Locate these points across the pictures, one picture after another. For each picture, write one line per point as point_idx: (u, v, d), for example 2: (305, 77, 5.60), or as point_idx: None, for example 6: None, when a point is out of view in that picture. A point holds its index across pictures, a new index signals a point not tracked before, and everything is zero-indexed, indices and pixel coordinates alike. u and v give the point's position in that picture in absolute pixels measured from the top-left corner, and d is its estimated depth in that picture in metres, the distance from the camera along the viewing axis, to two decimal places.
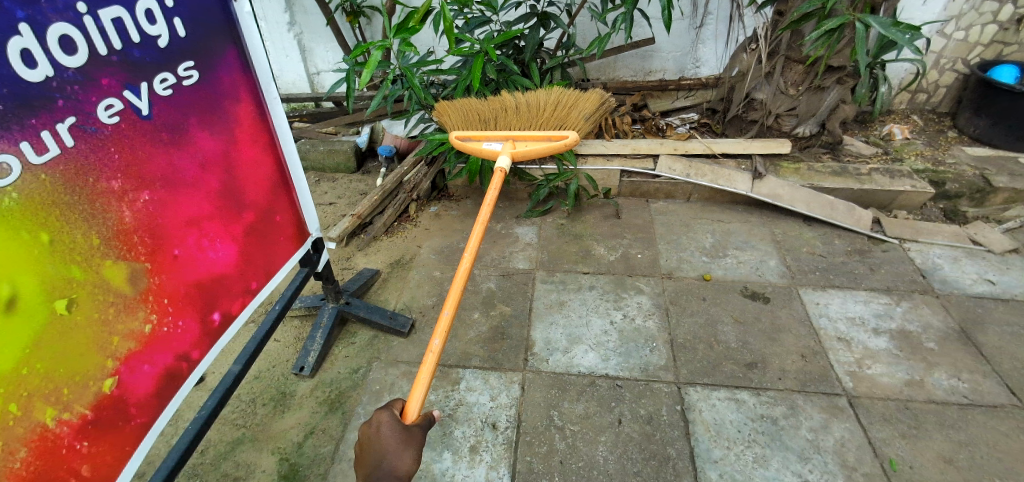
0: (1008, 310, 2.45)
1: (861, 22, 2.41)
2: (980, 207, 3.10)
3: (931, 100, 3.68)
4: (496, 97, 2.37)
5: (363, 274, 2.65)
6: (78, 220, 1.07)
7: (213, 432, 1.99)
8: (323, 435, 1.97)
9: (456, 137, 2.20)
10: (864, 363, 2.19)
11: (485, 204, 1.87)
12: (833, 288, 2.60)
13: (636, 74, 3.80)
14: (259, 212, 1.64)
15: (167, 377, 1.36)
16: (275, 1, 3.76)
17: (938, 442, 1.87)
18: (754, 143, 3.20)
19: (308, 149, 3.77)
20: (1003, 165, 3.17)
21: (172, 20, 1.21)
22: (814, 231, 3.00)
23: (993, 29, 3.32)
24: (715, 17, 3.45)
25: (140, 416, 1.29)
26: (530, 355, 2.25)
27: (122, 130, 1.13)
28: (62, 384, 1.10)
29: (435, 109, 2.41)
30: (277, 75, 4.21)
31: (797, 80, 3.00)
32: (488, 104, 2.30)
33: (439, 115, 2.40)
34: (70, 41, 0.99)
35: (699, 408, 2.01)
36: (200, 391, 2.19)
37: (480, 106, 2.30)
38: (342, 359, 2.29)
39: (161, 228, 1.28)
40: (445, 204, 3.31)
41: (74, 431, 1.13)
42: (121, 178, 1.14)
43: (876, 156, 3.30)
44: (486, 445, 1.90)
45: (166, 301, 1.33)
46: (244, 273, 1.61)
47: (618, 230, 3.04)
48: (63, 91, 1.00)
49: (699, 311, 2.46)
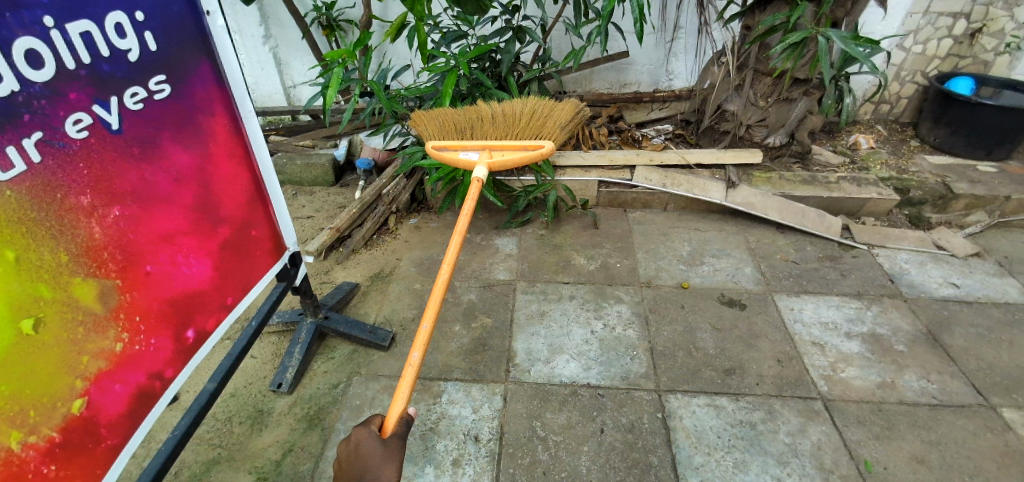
0: (971, 312, 2.54)
1: (823, 35, 2.51)
2: (943, 213, 3.22)
3: (894, 111, 3.84)
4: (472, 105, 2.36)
5: (341, 287, 2.62)
6: (45, 237, 1.04)
7: (187, 453, 1.93)
8: (303, 452, 1.93)
9: (432, 147, 2.21)
10: (838, 367, 2.24)
11: (462, 214, 1.87)
12: (806, 293, 2.66)
13: (612, 86, 3.87)
14: (234, 226, 1.62)
15: (139, 397, 1.31)
16: (250, 14, 3.73)
17: (910, 442, 1.92)
18: (728, 154, 3.30)
19: (285, 162, 3.72)
20: (962, 173, 3.31)
21: (143, 33, 1.20)
22: (787, 238, 3.08)
23: (949, 43, 3.49)
24: (685, 31, 3.55)
25: (111, 438, 1.24)
26: (511, 366, 2.24)
27: (91, 144, 1.10)
28: (28, 406, 1.05)
29: (411, 120, 2.42)
30: (252, 88, 4.17)
31: (766, 92, 3.11)
32: (464, 114, 2.30)
33: (415, 125, 2.39)
34: (36, 56, 0.97)
35: (679, 415, 2.03)
36: (172, 411, 2.12)
37: (455, 115, 2.30)
38: (321, 374, 2.24)
39: (133, 244, 1.24)
40: (425, 216, 3.30)
41: (41, 455, 1.09)
42: (91, 194, 1.12)
43: (844, 165, 3.42)
44: (469, 458, 1.89)
45: (138, 319, 1.30)
46: (219, 289, 1.58)
47: (597, 240, 3.07)
48: (30, 106, 0.97)
49: (678, 319, 2.50)
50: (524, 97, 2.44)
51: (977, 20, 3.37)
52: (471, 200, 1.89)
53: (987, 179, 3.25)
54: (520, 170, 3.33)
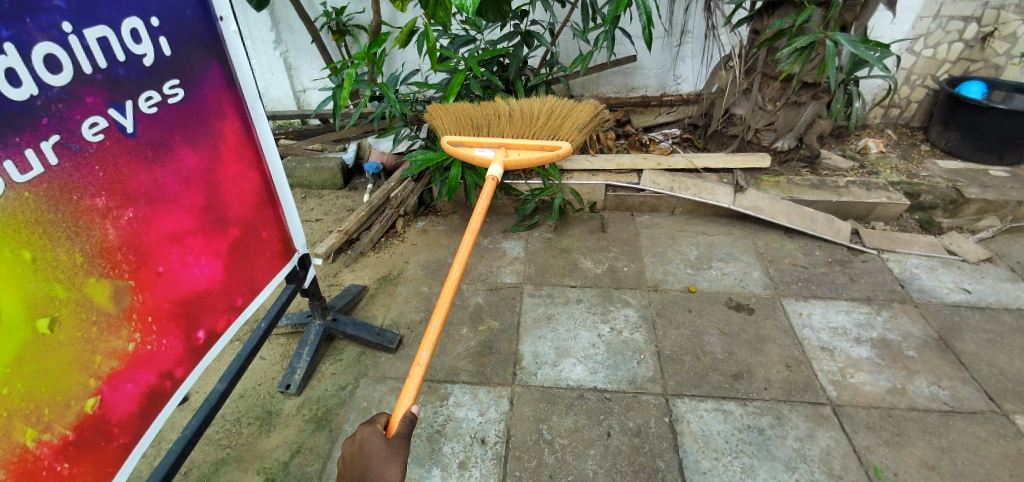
0: (983, 317, 2.51)
1: (832, 39, 2.50)
2: (954, 218, 3.19)
3: (904, 115, 3.81)
4: (490, 101, 2.36)
5: (349, 290, 2.64)
6: (62, 238, 1.06)
7: (196, 453, 1.95)
8: (310, 453, 1.94)
9: (447, 141, 2.23)
10: (847, 372, 2.22)
11: (475, 213, 1.87)
12: (815, 298, 2.65)
13: (619, 91, 3.87)
14: (244, 228, 1.64)
15: (149, 396, 1.33)
16: (262, 19, 3.78)
17: (921, 449, 1.90)
18: (736, 158, 3.26)
19: (295, 166, 3.76)
20: (973, 177, 3.29)
21: (157, 38, 1.23)
22: (796, 242, 3.07)
23: (960, 47, 3.46)
24: (692, 35, 3.56)
25: (122, 436, 1.26)
26: (518, 369, 2.25)
27: (106, 147, 1.12)
28: (42, 404, 1.07)
29: (427, 112, 2.42)
30: (263, 93, 4.22)
31: (774, 96, 3.10)
32: (481, 109, 2.30)
33: (432, 118, 2.40)
34: (55, 60, 0.99)
35: (687, 419, 2.02)
36: (182, 412, 2.14)
37: (472, 110, 2.30)
38: (329, 376, 2.26)
39: (145, 245, 1.26)
40: (432, 219, 3.32)
41: (55, 452, 1.11)
42: (106, 195, 1.14)
43: (853, 170, 3.40)
44: (475, 461, 1.89)
45: (149, 319, 1.32)
46: (228, 290, 1.60)
47: (604, 244, 3.07)
48: (48, 109, 0.99)
49: (685, 323, 2.49)
50: (543, 96, 2.43)
51: (988, 23, 3.35)
52: (486, 197, 1.92)
53: (999, 183, 3.22)
54: (528, 174, 3.34)
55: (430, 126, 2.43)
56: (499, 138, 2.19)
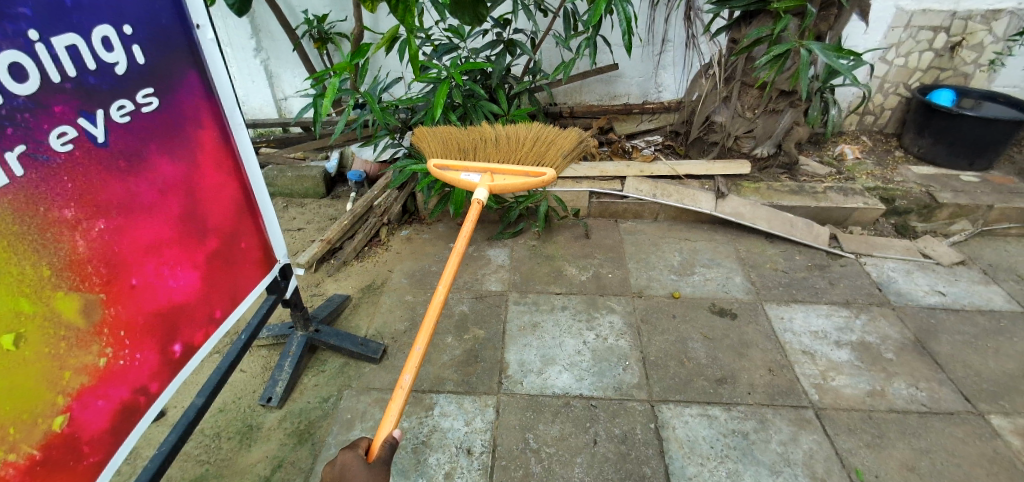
0: (958, 320, 2.57)
1: (805, 48, 2.57)
2: (928, 222, 3.28)
3: (878, 122, 3.91)
4: (476, 127, 2.38)
5: (332, 300, 2.60)
6: (28, 251, 1.03)
7: (174, 470, 1.89)
8: (292, 468, 1.90)
9: (433, 165, 2.21)
10: (828, 375, 2.25)
11: (461, 235, 1.87)
12: (796, 302, 2.69)
13: (602, 99, 3.90)
14: (223, 238, 1.60)
15: (122, 413, 1.29)
16: (241, 27, 3.73)
17: (901, 450, 1.93)
18: (716, 165, 3.36)
19: (276, 174, 3.71)
20: (945, 182, 3.38)
21: (130, 46, 1.20)
22: (777, 247, 3.11)
23: (930, 56, 3.57)
24: (673, 44, 3.62)
25: (94, 454, 1.22)
26: (504, 378, 2.24)
27: (76, 157, 1.09)
28: (9, 423, 1.03)
29: (413, 134, 2.42)
30: (243, 101, 4.16)
31: (753, 104, 3.16)
32: (468, 134, 2.30)
33: (418, 141, 2.40)
34: (20, 69, 0.96)
35: (672, 425, 2.02)
36: (158, 427, 2.08)
37: (459, 135, 2.31)
38: (311, 388, 2.22)
39: (117, 257, 1.23)
40: (416, 228, 3.30)
41: (21, 473, 1.06)
42: (75, 206, 1.11)
43: (831, 176, 3.47)
44: (461, 472, 1.87)
45: (122, 333, 1.28)
46: (206, 301, 1.56)
47: (589, 250, 3.09)
48: (13, 119, 0.96)
49: (669, 329, 2.50)
50: (529, 125, 2.46)
51: (956, 34, 3.47)
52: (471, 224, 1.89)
53: (970, 189, 3.32)
54: None
55: (416, 149, 2.42)
56: (485, 163, 2.18)
